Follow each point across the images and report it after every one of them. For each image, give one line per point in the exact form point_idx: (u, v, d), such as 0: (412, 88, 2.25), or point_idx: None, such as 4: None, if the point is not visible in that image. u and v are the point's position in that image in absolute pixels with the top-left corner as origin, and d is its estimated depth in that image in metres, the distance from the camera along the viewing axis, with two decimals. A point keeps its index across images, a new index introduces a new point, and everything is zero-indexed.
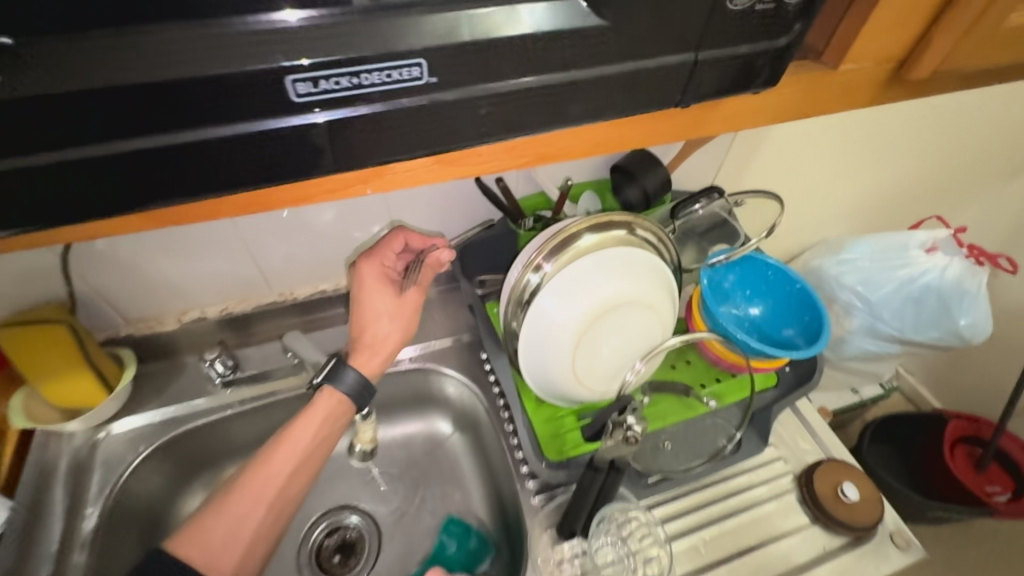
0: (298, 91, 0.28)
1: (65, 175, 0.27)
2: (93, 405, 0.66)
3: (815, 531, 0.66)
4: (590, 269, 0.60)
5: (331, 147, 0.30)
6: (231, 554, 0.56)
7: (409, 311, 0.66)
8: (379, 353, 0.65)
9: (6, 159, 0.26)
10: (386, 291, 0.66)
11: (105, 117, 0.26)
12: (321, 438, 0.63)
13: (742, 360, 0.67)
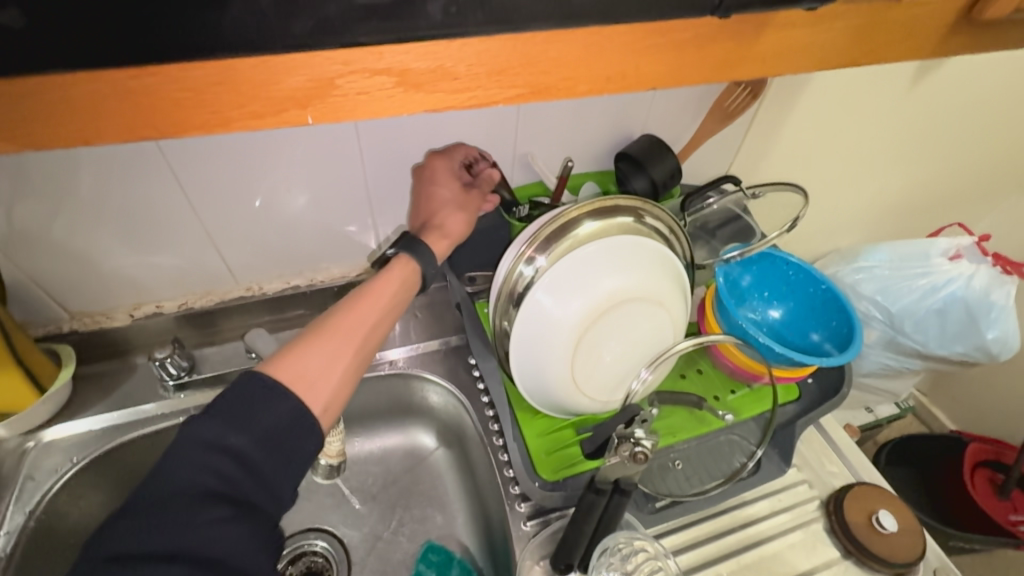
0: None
1: None
2: (20, 408, 0.58)
3: (847, 567, 0.57)
4: (592, 259, 0.52)
5: None
6: (324, 393, 0.48)
7: (470, 209, 0.61)
8: (441, 243, 0.59)
9: None
10: (451, 183, 0.60)
11: None
12: (390, 309, 0.55)
13: (762, 369, 0.60)
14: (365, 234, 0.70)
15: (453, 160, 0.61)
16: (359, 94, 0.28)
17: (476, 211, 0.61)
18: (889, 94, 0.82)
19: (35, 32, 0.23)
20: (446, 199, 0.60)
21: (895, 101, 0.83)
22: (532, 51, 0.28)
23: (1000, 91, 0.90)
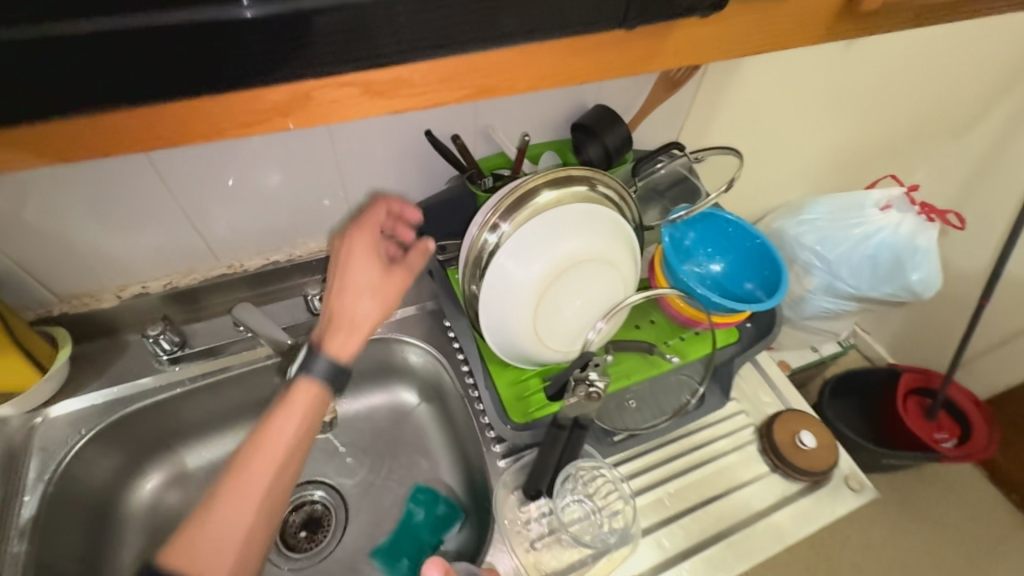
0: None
1: None
2: (25, 389, 0.62)
3: (774, 479, 0.67)
4: (550, 225, 0.58)
5: None
6: (232, 536, 0.48)
7: (393, 272, 0.57)
8: (348, 342, 0.55)
9: None
10: (370, 265, 0.57)
11: None
12: (304, 434, 0.54)
13: (703, 316, 0.68)
14: (339, 210, 0.74)
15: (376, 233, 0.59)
16: (332, 101, 0.34)
17: (392, 286, 0.57)
18: (824, 57, 0.88)
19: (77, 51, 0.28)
20: (364, 290, 0.56)
21: (830, 62, 0.90)
22: (475, 55, 0.34)
23: (924, 49, 0.97)
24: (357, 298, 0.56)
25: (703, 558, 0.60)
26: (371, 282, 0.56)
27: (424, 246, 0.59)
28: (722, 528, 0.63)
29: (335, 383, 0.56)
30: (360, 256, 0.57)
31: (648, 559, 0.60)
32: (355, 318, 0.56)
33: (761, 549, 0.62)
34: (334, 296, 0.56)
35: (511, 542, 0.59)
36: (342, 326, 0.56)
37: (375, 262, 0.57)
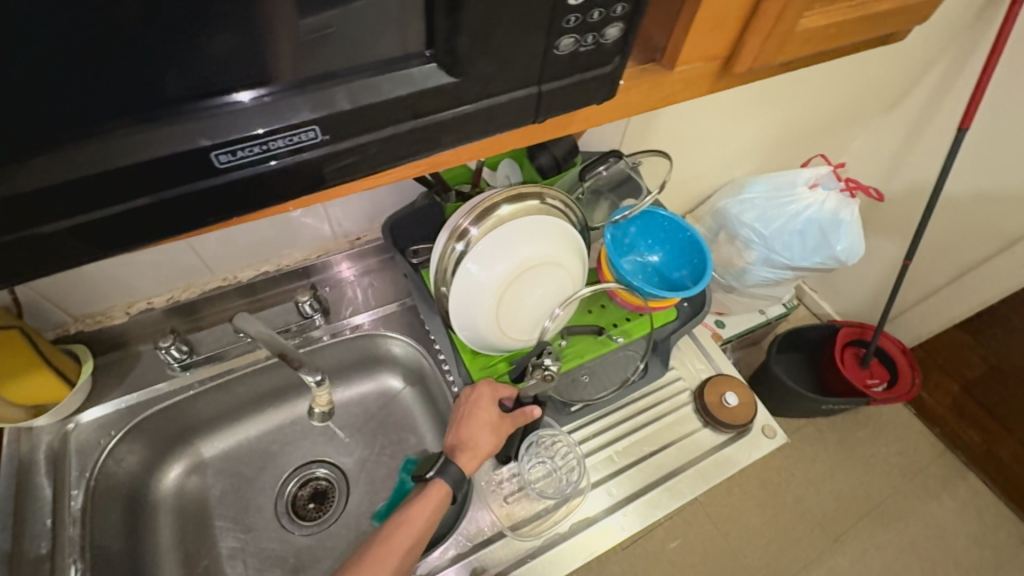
0: (221, 160, 0.32)
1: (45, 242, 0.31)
2: (58, 401, 0.71)
3: (704, 433, 0.81)
4: (507, 235, 0.68)
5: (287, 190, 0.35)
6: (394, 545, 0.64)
7: (502, 435, 0.70)
8: (470, 461, 0.69)
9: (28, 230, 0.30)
10: (491, 409, 0.71)
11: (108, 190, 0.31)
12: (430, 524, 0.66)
13: (643, 302, 0.79)
14: (321, 222, 0.83)
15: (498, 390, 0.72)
16: None
17: (498, 432, 0.70)
18: None
19: None
20: (484, 427, 0.69)
21: None
22: None
23: None
24: (479, 432, 0.69)
25: (644, 500, 0.74)
26: (491, 425, 0.70)
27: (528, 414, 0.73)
28: (660, 475, 0.77)
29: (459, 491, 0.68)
30: (486, 397, 0.71)
31: (600, 505, 0.74)
32: (470, 438, 0.69)
33: (690, 490, 0.76)
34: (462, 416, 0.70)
35: (486, 498, 0.72)
36: (461, 453, 0.69)
37: (495, 407, 0.71)
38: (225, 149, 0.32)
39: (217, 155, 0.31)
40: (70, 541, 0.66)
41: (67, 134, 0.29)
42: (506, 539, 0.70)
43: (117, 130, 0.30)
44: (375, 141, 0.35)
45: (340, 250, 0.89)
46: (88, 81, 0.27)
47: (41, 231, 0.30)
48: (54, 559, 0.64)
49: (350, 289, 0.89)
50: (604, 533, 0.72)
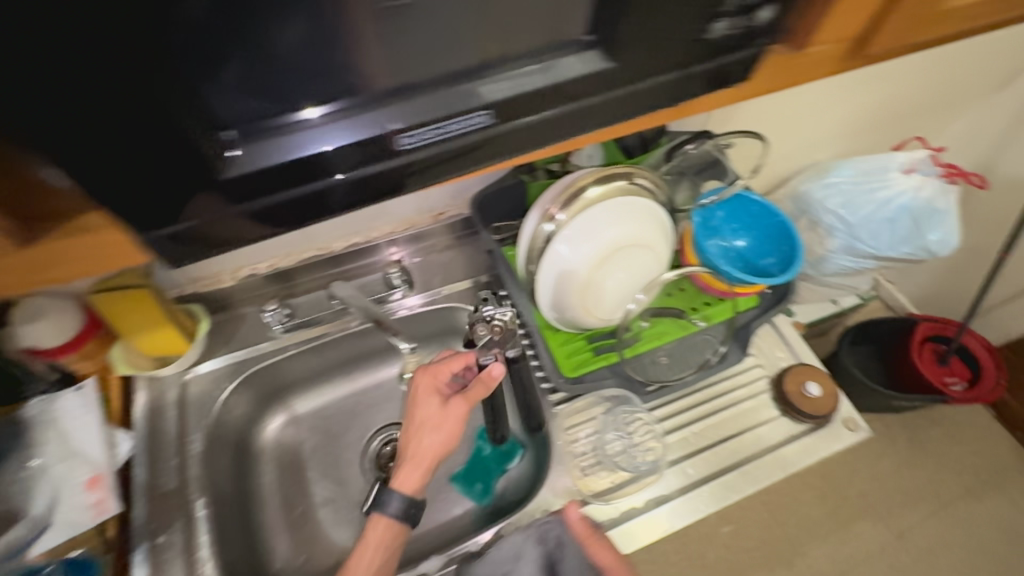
0: (406, 141, 0.41)
1: (269, 209, 0.41)
2: (180, 354, 0.79)
3: (783, 421, 0.80)
4: (597, 216, 0.69)
5: (452, 162, 0.44)
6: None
7: (458, 422, 0.69)
8: (410, 475, 0.68)
9: (267, 196, 0.40)
10: (432, 401, 0.69)
11: (323, 165, 0.40)
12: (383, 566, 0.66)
13: (727, 287, 0.78)
14: (409, 198, 0.86)
15: (438, 377, 0.71)
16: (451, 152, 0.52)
17: (435, 428, 0.69)
18: None
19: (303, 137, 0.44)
20: (431, 427, 0.69)
21: None
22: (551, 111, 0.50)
23: None
24: (430, 431, 0.69)
25: (720, 482, 0.75)
26: (434, 421, 0.69)
27: (488, 380, 0.70)
28: (737, 459, 0.77)
29: (409, 513, 0.68)
30: (423, 390, 0.70)
31: (675, 483, 0.75)
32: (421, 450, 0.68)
33: (768, 475, 0.76)
34: (410, 431, 0.69)
35: (566, 468, 0.74)
36: (410, 461, 0.68)
37: (433, 400, 0.69)
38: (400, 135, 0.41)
39: (405, 139, 0.41)
40: (194, 478, 0.72)
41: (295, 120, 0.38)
42: (588, 508, 0.72)
43: (335, 117, 0.39)
44: (525, 125, 0.43)
45: (423, 225, 0.92)
46: (320, 79, 0.37)
47: (273, 199, 0.41)
48: (180, 494, 0.71)
49: (432, 263, 0.92)
50: (679, 510, 0.73)
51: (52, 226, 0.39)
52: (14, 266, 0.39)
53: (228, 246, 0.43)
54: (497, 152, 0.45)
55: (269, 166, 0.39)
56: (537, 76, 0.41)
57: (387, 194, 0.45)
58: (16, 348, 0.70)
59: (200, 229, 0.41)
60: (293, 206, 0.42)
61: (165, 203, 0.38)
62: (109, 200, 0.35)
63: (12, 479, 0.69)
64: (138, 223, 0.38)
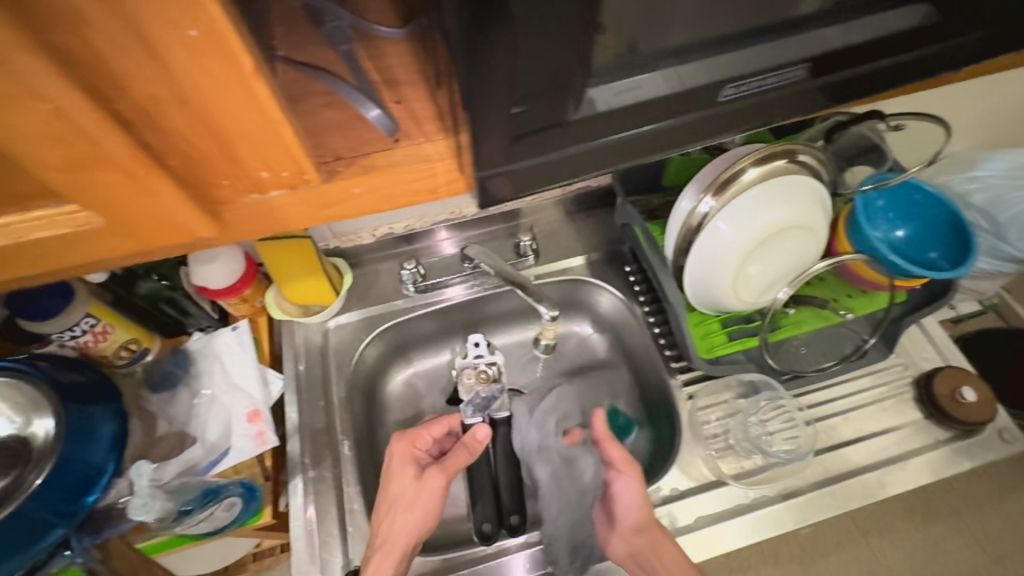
0: (726, 93, 0.40)
1: (562, 161, 0.38)
2: (326, 304, 0.82)
3: (928, 425, 0.76)
4: (763, 196, 0.66)
5: (751, 116, 0.44)
6: None
7: (435, 499, 0.69)
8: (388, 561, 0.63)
9: (594, 140, 0.38)
10: (405, 474, 0.69)
11: (651, 110, 0.39)
12: None
13: (884, 280, 0.74)
14: None
15: (416, 445, 0.72)
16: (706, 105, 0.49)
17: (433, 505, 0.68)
18: None
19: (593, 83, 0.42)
20: (403, 507, 0.67)
21: None
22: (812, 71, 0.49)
23: None
24: (399, 511, 0.67)
25: (860, 480, 0.72)
26: (408, 499, 0.68)
27: (472, 446, 0.70)
28: (878, 459, 0.74)
29: None
30: (401, 457, 0.71)
31: (811, 476, 0.73)
32: (393, 532, 0.65)
33: (912, 479, 0.73)
34: (383, 511, 0.67)
35: (696, 447, 0.75)
36: (383, 549, 0.64)
37: (410, 469, 0.70)
38: (724, 87, 0.40)
39: (725, 92, 0.40)
40: (339, 422, 0.77)
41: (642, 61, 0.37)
42: (721, 489, 0.72)
43: (677, 61, 0.38)
44: (829, 83, 0.43)
45: (550, 195, 0.92)
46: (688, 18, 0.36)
47: (580, 146, 0.38)
48: (329, 434, 0.76)
49: (558, 234, 0.92)
50: (816, 504, 0.71)
51: (366, 156, 0.35)
52: (305, 198, 0.33)
53: (529, 195, 0.40)
54: (794, 108, 0.45)
55: (603, 110, 0.37)
56: (786, 50, 0.40)
57: (650, 154, 0.42)
58: (189, 284, 0.76)
59: (516, 171, 0.37)
60: (581, 160, 0.39)
61: (497, 142, 0.35)
62: (470, 135, 0.34)
63: (184, 404, 0.75)
64: (476, 161, 0.35)
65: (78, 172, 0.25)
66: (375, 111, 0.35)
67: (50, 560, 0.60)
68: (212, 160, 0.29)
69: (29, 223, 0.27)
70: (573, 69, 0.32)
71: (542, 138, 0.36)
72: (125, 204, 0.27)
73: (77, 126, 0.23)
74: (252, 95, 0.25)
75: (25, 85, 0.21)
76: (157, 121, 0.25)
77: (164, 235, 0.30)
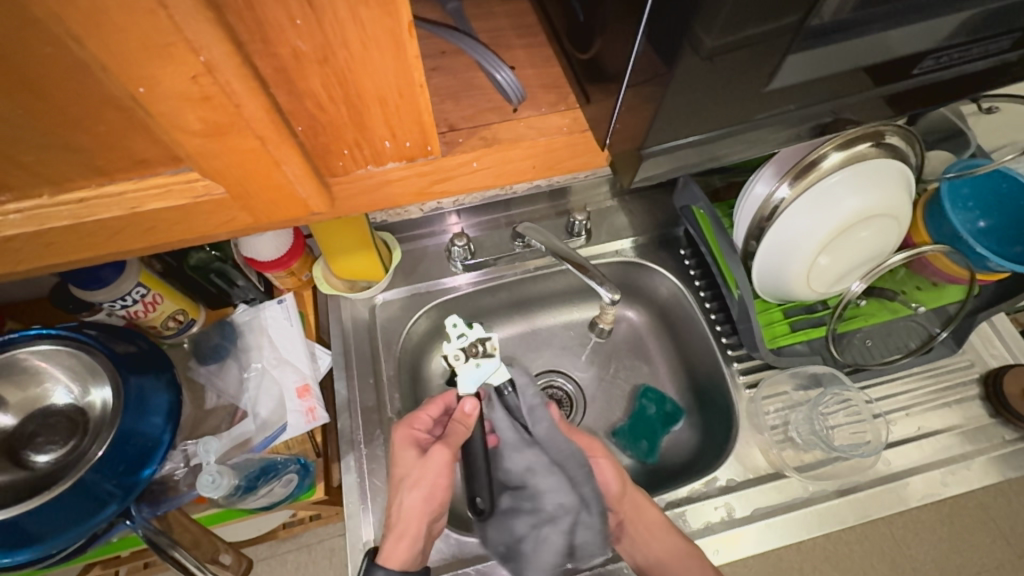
0: (923, 66, 0.39)
1: (703, 141, 0.36)
2: (374, 280, 0.79)
3: (995, 424, 0.74)
4: (850, 180, 0.60)
5: (934, 88, 0.42)
6: None
7: (443, 474, 0.64)
8: (401, 543, 0.60)
9: (764, 115, 0.36)
10: (410, 453, 0.65)
11: (831, 87, 0.37)
12: None
13: (964, 273, 0.70)
14: None
15: (415, 427, 0.67)
16: None
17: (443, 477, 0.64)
18: None
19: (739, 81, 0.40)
20: (410, 484, 0.63)
21: None
22: None
23: None
24: (407, 489, 0.63)
25: (922, 478, 0.71)
26: (415, 476, 0.63)
27: (466, 421, 0.64)
28: (942, 457, 0.72)
29: None
30: (402, 440, 0.66)
31: (873, 473, 0.71)
32: (404, 515, 0.62)
33: (978, 479, 0.71)
34: (393, 492, 0.64)
35: (754, 437, 0.73)
36: (394, 529, 0.61)
37: (412, 452, 0.65)
38: (926, 59, 0.38)
39: (921, 65, 0.38)
40: (389, 400, 0.76)
41: (851, 27, 0.34)
42: (780, 481, 0.70)
43: (886, 28, 0.35)
44: (1017, 57, 0.41)
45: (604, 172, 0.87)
46: None
47: (735, 127, 0.36)
48: (380, 412, 0.75)
49: (611, 213, 0.88)
50: (877, 500, 0.70)
51: (485, 127, 0.36)
52: (421, 171, 0.33)
53: (659, 175, 0.39)
54: (974, 82, 0.43)
55: (792, 82, 0.34)
56: (938, 30, 0.36)
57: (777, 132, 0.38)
58: (239, 255, 0.73)
59: (669, 150, 0.35)
60: (714, 141, 0.36)
61: (662, 124, 0.33)
62: (659, 116, 0.32)
63: (234, 376, 0.74)
64: (649, 138, 0.34)
65: (215, 134, 0.25)
66: (503, 75, 0.37)
67: (111, 528, 0.60)
68: (340, 127, 0.28)
69: (148, 190, 0.28)
70: (741, 70, 0.30)
71: (707, 116, 0.34)
72: (248, 172, 0.27)
73: (232, 95, 0.23)
74: (398, 58, 0.25)
75: (184, 37, 0.20)
76: (297, 83, 0.25)
77: (281, 211, 0.31)
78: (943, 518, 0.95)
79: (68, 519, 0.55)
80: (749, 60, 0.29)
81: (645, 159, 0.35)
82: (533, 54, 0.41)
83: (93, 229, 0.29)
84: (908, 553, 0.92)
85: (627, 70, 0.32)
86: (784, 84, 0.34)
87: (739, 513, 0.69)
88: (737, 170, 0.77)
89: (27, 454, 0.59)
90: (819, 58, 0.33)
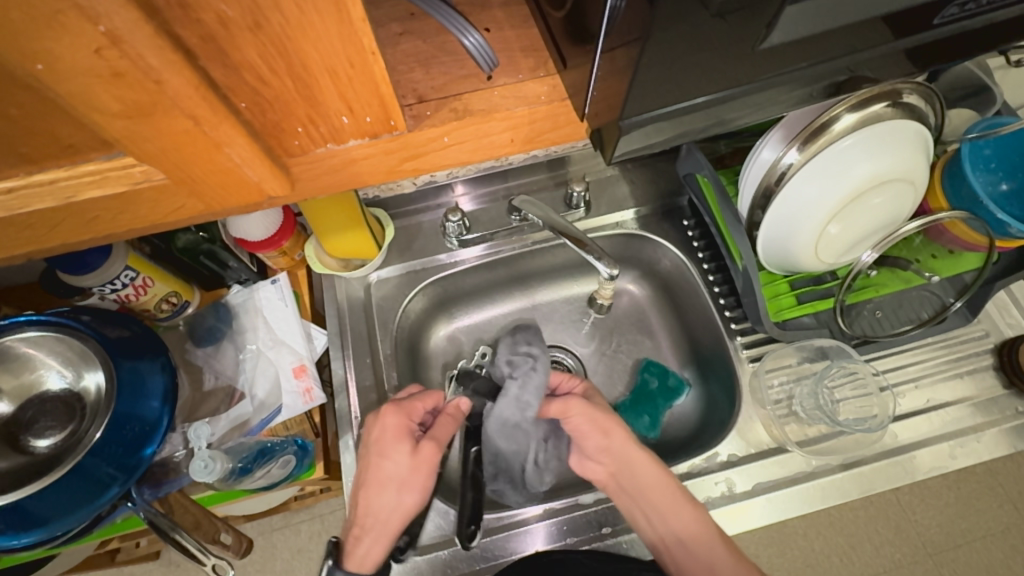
0: (945, 14, 0.35)
1: (695, 108, 0.33)
2: (368, 258, 0.77)
3: (1008, 395, 0.72)
4: (860, 144, 0.56)
5: (958, 38, 0.38)
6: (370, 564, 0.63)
7: (427, 472, 0.63)
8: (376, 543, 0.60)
9: (766, 75, 0.33)
10: (399, 452, 0.62)
11: (841, 42, 0.33)
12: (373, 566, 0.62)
13: (982, 240, 0.66)
14: None
15: (411, 417, 0.65)
16: None
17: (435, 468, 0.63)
18: None
19: (759, 66, 0.32)
20: (399, 485, 0.62)
21: None
22: None
23: None
24: (381, 490, 0.61)
25: (929, 452, 0.69)
26: (403, 476, 0.62)
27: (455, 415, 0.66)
28: (951, 429, 0.70)
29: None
30: (392, 432, 0.63)
31: (879, 447, 0.70)
32: (378, 514, 0.61)
33: (988, 451, 0.69)
34: (368, 488, 0.62)
35: (757, 411, 0.72)
36: (368, 531, 0.61)
37: (404, 446, 0.62)
38: (949, 7, 0.34)
39: (945, 14, 0.35)
40: (386, 379, 0.75)
41: None
42: (782, 455, 0.69)
43: None
44: None
45: None
46: None
47: (731, 90, 0.33)
48: (377, 391, 0.74)
49: (612, 183, 0.84)
50: (881, 474, 0.68)
51: (457, 98, 0.33)
52: (387, 148, 0.31)
53: (652, 144, 0.36)
54: (1005, 29, 0.39)
55: (795, 38, 0.30)
56: None
57: (780, 90, 0.35)
58: (228, 236, 0.72)
59: (657, 119, 0.33)
60: (709, 107, 0.33)
61: (648, 89, 0.30)
62: (643, 79, 0.29)
63: (230, 358, 0.74)
64: (632, 106, 0.31)
65: (143, 115, 0.23)
66: (473, 39, 0.34)
67: (114, 509, 0.61)
68: (290, 103, 0.26)
69: (82, 178, 0.26)
70: (733, 25, 0.27)
71: (697, 78, 0.30)
72: (187, 154, 0.25)
73: (152, 70, 0.21)
74: (339, 23, 0.22)
75: (81, 6, 0.18)
76: (230, 53, 0.23)
77: (235, 194, 0.29)
78: (950, 484, 0.94)
79: (72, 501, 0.55)
80: (737, 17, 0.27)
81: (625, 132, 0.32)
82: (513, 13, 0.38)
83: (32, 221, 0.27)
84: (915, 521, 0.92)
85: (606, 30, 0.29)
86: (786, 39, 0.30)
87: (740, 488, 0.68)
88: (743, 135, 0.73)
89: (27, 440, 0.60)
90: (828, 9, 0.30)
